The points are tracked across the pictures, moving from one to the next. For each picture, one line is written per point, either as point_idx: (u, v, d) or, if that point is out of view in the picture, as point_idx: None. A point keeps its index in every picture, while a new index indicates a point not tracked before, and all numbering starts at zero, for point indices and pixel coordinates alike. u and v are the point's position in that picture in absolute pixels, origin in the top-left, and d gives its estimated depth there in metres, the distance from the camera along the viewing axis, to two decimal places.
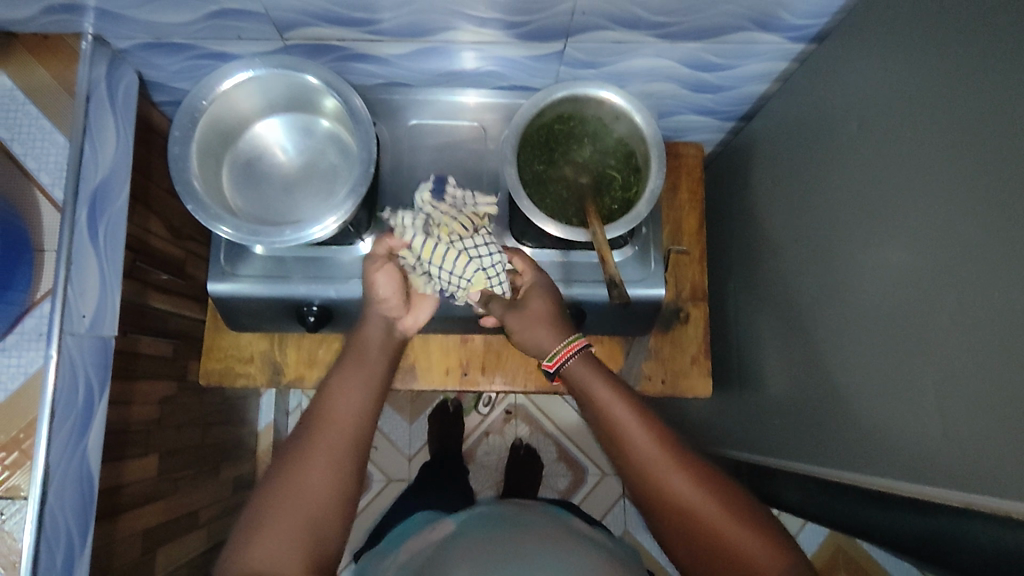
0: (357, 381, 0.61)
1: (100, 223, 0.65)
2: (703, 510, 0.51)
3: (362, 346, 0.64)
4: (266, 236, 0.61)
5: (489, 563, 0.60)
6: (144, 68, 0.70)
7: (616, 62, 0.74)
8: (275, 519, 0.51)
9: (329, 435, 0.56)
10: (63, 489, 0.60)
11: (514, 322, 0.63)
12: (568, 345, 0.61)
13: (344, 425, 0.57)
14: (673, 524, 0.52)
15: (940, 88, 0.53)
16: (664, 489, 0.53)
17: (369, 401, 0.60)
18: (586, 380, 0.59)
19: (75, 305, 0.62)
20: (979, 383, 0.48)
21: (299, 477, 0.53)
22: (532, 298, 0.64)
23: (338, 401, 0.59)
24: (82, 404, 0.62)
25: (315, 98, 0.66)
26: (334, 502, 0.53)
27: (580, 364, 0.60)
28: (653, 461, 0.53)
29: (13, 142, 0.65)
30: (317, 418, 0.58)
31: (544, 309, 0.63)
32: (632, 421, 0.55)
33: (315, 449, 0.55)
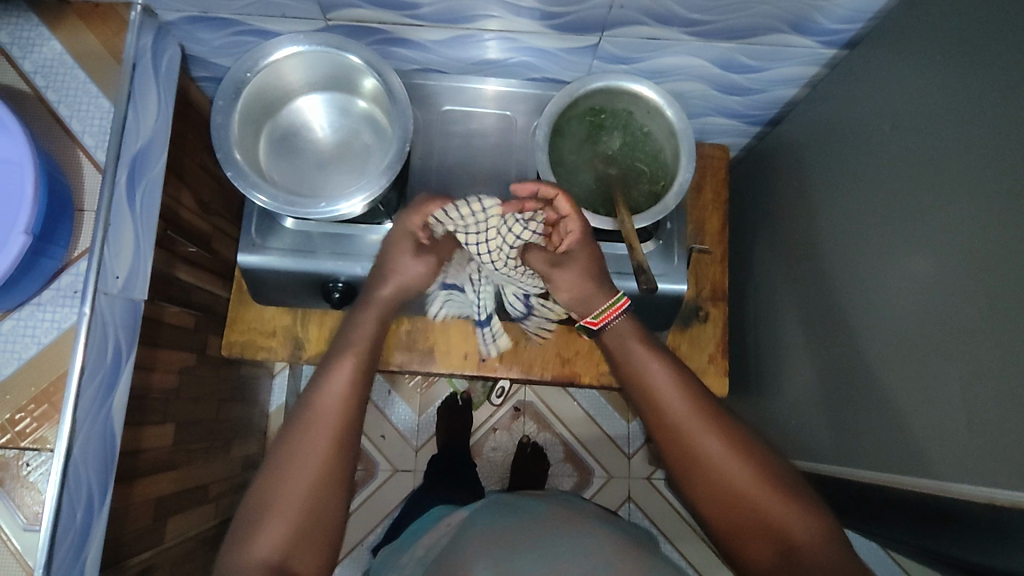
0: (344, 371, 0.58)
1: (138, 188, 0.67)
2: (726, 470, 0.55)
3: (350, 339, 0.60)
4: (301, 207, 0.62)
5: (510, 547, 0.61)
6: (187, 42, 0.72)
7: (649, 59, 0.75)
8: (273, 524, 0.51)
9: (322, 433, 0.55)
10: (87, 444, 0.61)
11: (562, 279, 0.64)
12: (614, 303, 0.62)
13: (328, 429, 0.55)
14: (699, 481, 0.56)
15: (971, 93, 0.54)
16: (698, 458, 0.56)
17: (359, 392, 0.58)
18: (624, 342, 0.61)
19: (109, 266, 0.63)
20: (1003, 384, 0.49)
21: (302, 450, 0.54)
22: (575, 253, 0.63)
23: (326, 394, 0.56)
24: (110, 362, 0.64)
25: (354, 77, 0.67)
26: (328, 504, 0.53)
27: (626, 321, 0.62)
28: (682, 420, 0.57)
29: (59, 104, 0.67)
30: (306, 413, 0.56)
31: (585, 263, 0.63)
32: (669, 382, 0.58)
33: (307, 450, 0.54)
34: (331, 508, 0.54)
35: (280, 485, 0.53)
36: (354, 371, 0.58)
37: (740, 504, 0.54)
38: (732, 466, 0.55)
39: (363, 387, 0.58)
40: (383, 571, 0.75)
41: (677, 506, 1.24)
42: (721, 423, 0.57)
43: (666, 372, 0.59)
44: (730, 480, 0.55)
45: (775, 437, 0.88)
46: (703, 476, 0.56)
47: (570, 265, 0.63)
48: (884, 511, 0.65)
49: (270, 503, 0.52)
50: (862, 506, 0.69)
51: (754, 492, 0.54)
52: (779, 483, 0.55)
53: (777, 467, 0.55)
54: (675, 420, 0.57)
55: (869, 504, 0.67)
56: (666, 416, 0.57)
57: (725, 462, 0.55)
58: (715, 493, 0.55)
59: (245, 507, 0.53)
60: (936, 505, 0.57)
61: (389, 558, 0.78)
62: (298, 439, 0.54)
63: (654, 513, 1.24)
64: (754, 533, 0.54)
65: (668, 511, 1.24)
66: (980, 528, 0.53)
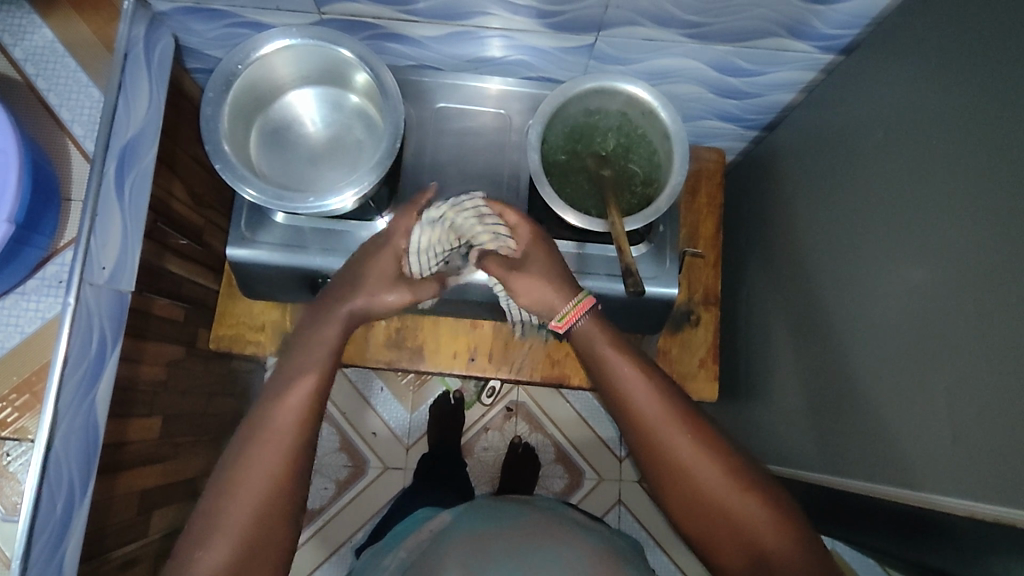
0: (300, 388, 0.56)
1: (126, 179, 0.66)
2: (702, 476, 0.54)
3: (308, 355, 0.59)
4: (290, 202, 0.61)
5: (494, 553, 0.61)
6: (181, 33, 0.71)
7: (645, 60, 0.75)
8: (227, 533, 0.51)
9: (275, 445, 0.54)
10: (68, 436, 0.61)
11: (519, 284, 0.62)
12: (577, 303, 0.60)
13: (283, 444, 0.54)
14: (672, 485, 0.56)
15: (963, 104, 0.54)
16: (670, 462, 0.55)
17: (315, 404, 0.57)
18: (592, 342, 0.60)
19: (96, 257, 0.63)
20: (990, 394, 0.48)
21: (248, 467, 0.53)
22: (531, 257, 0.62)
23: (281, 413, 0.55)
24: (95, 353, 0.64)
25: (347, 72, 0.67)
26: (280, 512, 0.53)
27: (591, 322, 0.61)
28: (654, 425, 0.56)
29: (49, 92, 0.70)
30: (257, 429, 0.55)
31: (542, 266, 0.62)
32: (641, 384, 0.57)
33: (259, 460, 0.53)
34: (282, 518, 0.53)
35: (234, 496, 0.52)
36: (313, 384, 0.57)
37: (717, 513, 0.54)
38: (710, 475, 0.54)
39: (316, 408, 0.57)
40: (368, 572, 0.75)
41: None
42: (696, 427, 0.56)
43: (637, 373, 0.58)
44: (708, 488, 0.54)
45: (763, 444, 0.87)
46: (681, 484, 0.55)
47: (527, 268, 0.61)
48: (869, 518, 0.65)
49: (231, 514, 0.52)
50: (848, 511, 0.69)
51: (727, 495, 0.54)
52: (752, 486, 0.54)
53: (748, 471, 0.55)
54: (647, 420, 0.56)
55: (857, 513, 0.67)
56: (641, 417, 0.57)
57: (701, 467, 0.55)
58: (691, 500, 0.55)
59: (204, 509, 0.53)
60: (920, 515, 0.57)
61: (373, 560, 0.78)
62: (252, 448, 0.54)
63: (643, 517, 1.23)
64: (725, 535, 0.54)
65: (657, 515, 1.23)
66: (962, 537, 0.53)
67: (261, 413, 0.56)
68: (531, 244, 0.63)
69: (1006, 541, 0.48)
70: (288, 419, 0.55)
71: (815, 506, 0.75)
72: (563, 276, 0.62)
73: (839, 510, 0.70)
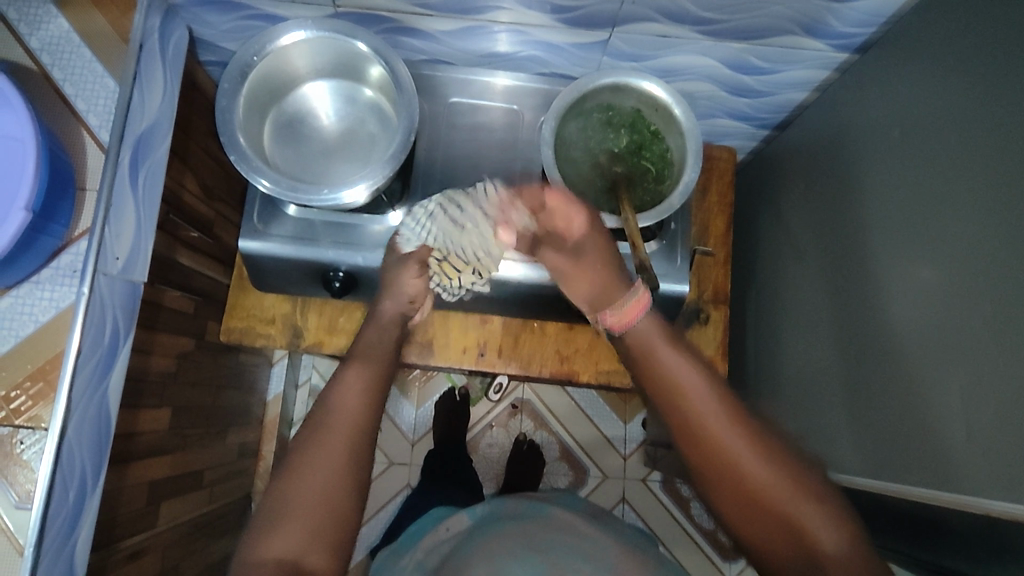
0: (351, 382, 0.58)
1: (141, 170, 0.66)
2: (757, 477, 0.52)
3: (362, 353, 0.62)
4: (304, 193, 0.61)
5: (509, 549, 0.61)
6: (195, 25, 0.72)
7: (659, 57, 0.75)
8: (279, 531, 0.50)
9: (337, 438, 0.55)
10: (82, 425, 0.61)
11: (577, 277, 0.63)
12: (635, 299, 0.60)
13: (343, 435, 0.55)
14: (725, 488, 0.53)
15: (979, 103, 0.54)
16: (724, 463, 0.53)
17: (372, 396, 0.58)
18: (645, 340, 0.59)
19: (110, 247, 0.63)
20: (1002, 391, 0.48)
21: (308, 460, 0.53)
22: (587, 245, 0.62)
23: (340, 404, 0.57)
24: (108, 343, 0.64)
25: (361, 65, 0.67)
26: (335, 514, 0.52)
27: (645, 319, 0.59)
28: (710, 425, 0.54)
29: (64, 83, 0.70)
30: (317, 423, 0.56)
31: (598, 254, 0.62)
32: (695, 381, 0.56)
33: (317, 460, 0.54)
34: (339, 511, 0.52)
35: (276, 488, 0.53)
36: (362, 378, 0.59)
37: (773, 516, 0.51)
38: (754, 456, 0.53)
39: (374, 402, 0.58)
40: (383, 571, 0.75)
41: (672, 509, 1.24)
42: (749, 429, 0.54)
43: (676, 351, 0.58)
44: (763, 490, 0.52)
45: None
46: (719, 463, 0.53)
47: (587, 258, 0.62)
48: (883, 517, 0.65)
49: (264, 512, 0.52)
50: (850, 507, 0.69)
51: (783, 497, 0.51)
52: (806, 487, 0.52)
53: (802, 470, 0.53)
54: (701, 419, 0.54)
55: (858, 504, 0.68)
56: (694, 411, 0.54)
57: (754, 468, 0.52)
58: (727, 478, 0.53)
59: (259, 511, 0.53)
60: (929, 511, 0.57)
61: (387, 559, 0.78)
62: (314, 442, 0.55)
63: (648, 515, 1.23)
64: (782, 541, 0.51)
65: (662, 513, 1.24)
66: (973, 535, 0.53)
67: (319, 415, 0.57)
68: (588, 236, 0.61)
69: (1015, 536, 0.49)
70: (343, 414, 0.56)
71: None
72: (616, 277, 0.62)
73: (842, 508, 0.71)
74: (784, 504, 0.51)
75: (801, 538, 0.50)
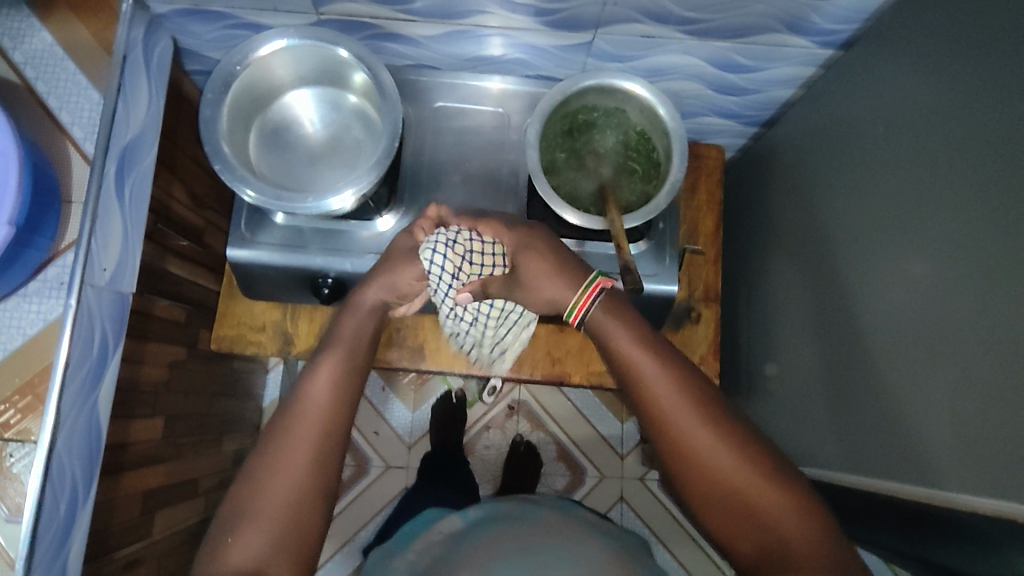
0: (322, 376, 0.58)
1: (127, 181, 0.67)
2: (718, 462, 0.53)
3: (334, 344, 0.61)
4: (290, 202, 0.61)
5: (507, 554, 0.61)
6: (179, 35, 0.72)
7: (644, 57, 0.75)
8: (254, 523, 0.51)
9: (305, 433, 0.55)
10: (71, 438, 0.61)
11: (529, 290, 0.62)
12: (586, 291, 0.60)
13: (312, 429, 0.56)
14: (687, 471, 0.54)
15: (961, 98, 0.54)
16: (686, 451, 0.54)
17: (342, 392, 0.58)
18: (605, 330, 0.59)
19: (97, 258, 0.63)
20: (990, 386, 0.48)
21: (278, 457, 0.54)
22: (526, 257, 0.62)
23: (310, 400, 0.57)
24: (97, 354, 0.64)
25: (345, 72, 0.67)
26: (312, 504, 0.53)
27: (602, 310, 0.60)
28: (670, 409, 0.55)
29: (48, 95, 0.70)
30: (287, 417, 0.56)
31: (537, 265, 0.62)
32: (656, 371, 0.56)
33: (287, 459, 0.54)
34: (308, 510, 0.53)
35: (250, 488, 0.53)
36: (335, 374, 0.58)
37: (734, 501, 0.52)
38: (715, 452, 0.53)
39: (346, 397, 0.58)
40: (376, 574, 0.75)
41: (671, 507, 1.24)
42: (712, 419, 0.54)
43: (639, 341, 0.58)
44: (722, 475, 0.53)
45: None
46: (682, 459, 0.54)
47: (525, 273, 0.62)
48: (872, 513, 0.65)
49: (247, 505, 0.52)
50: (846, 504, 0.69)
51: (743, 482, 0.52)
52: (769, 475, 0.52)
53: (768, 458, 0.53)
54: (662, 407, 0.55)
55: (855, 504, 0.67)
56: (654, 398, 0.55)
57: (715, 455, 0.53)
58: (688, 465, 0.54)
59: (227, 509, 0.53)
60: (918, 508, 0.57)
61: (380, 562, 0.78)
62: (282, 439, 0.55)
63: (645, 513, 1.23)
64: (741, 523, 0.52)
65: (660, 511, 1.24)
66: (964, 532, 0.53)
67: (289, 411, 0.57)
68: (524, 249, 0.62)
69: (1000, 534, 0.49)
70: (313, 412, 0.56)
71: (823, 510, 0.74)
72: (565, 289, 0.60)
73: (839, 504, 0.70)
74: (743, 492, 0.52)
75: (758, 523, 0.51)
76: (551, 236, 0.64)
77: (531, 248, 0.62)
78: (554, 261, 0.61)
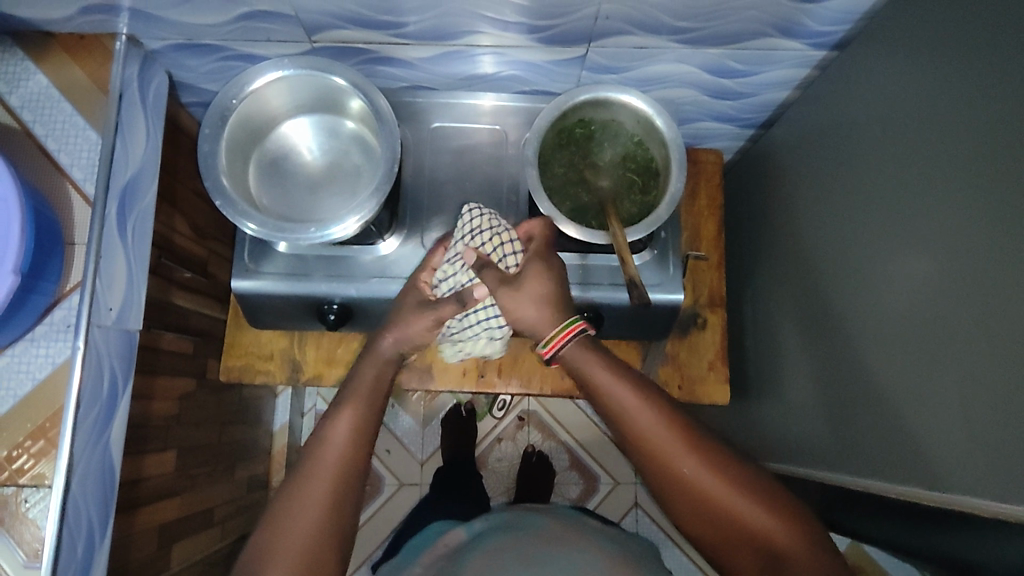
0: (343, 423, 0.58)
1: (128, 219, 0.67)
2: (712, 494, 0.54)
3: (354, 390, 0.61)
4: (292, 233, 0.61)
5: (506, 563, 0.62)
6: (174, 69, 0.72)
7: (637, 67, 0.75)
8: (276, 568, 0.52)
9: (320, 479, 0.55)
10: (85, 480, 0.61)
11: (514, 303, 0.61)
12: (565, 328, 0.59)
13: (329, 474, 0.56)
14: (681, 503, 0.56)
15: (954, 97, 0.54)
16: (678, 483, 0.55)
17: (361, 440, 0.58)
18: (584, 363, 0.59)
19: (102, 298, 0.63)
20: (997, 389, 0.48)
21: (293, 502, 0.54)
22: (525, 274, 0.62)
23: (328, 446, 0.57)
24: (107, 394, 0.64)
25: (341, 99, 0.67)
26: (328, 547, 0.53)
27: (576, 346, 0.60)
28: (655, 444, 0.55)
29: (46, 138, 0.67)
30: (306, 463, 0.56)
31: (535, 284, 0.61)
32: (639, 405, 0.56)
33: (304, 504, 0.54)
34: (327, 554, 0.53)
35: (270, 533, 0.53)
36: (354, 420, 0.59)
37: (732, 528, 0.54)
38: (709, 481, 0.54)
39: (366, 440, 0.58)
40: None
41: None
42: (701, 448, 0.55)
43: (616, 373, 0.58)
44: (719, 505, 0.54)
45: (774, 442, 0.87)
46: (677, 492, 0.55)
47: (523, 289, 0.61)
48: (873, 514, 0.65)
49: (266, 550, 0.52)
50: (848, 506, 0.69)
51: (738, 509, 0.54)
52: (760, 498, 0.54)
53: (756, 480, 0.55)
54: (650, 443, 0.56)
55: (859, 506, 0.67)
56: (639, 434, 0.56)
57: (710, 486, 0.54)
58: (683, 498, 0.55)
59: (249, 554, 0.53)
60: (924, 511, 0.57)
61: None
62: (301, 484, 0.55)
63: (660, 517, 1.23)
64: (741, 548, 0.54)
65: None
66: (972, 539, 0.53)
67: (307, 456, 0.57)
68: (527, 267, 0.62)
69: (1005, 535, 0.49)
70: (330, 457, 0.56)
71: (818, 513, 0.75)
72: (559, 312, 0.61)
73: (839, 505, 0.71)
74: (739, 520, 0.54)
75: (756, 547, 0.53)
76: (555, 267, 0.63)
77: (536, 268, 0.62)
78: (556, 283, 0.62)
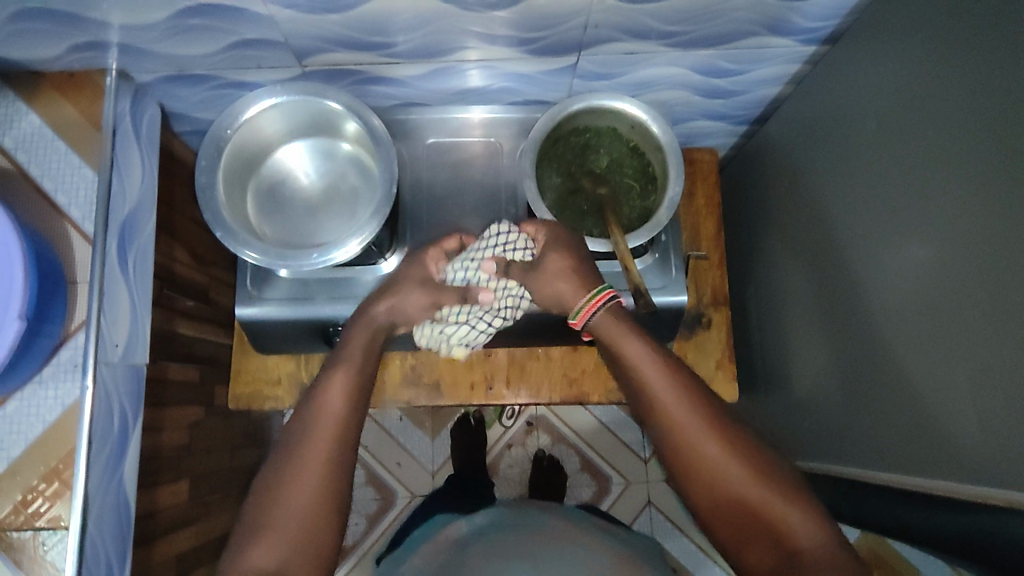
0: (336, 389, 0.58)
1: (129, 254, 0.67)
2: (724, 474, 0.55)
3: (347, 352, 0.61)
4: (294, 260, 0.61)
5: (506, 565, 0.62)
6: (165, 100, 0.72)
7: (629, 72, 0.75)
8: (272, 531, 0.53)
9: (317, 448, 0.55)
10: (102, 518, 0.61)
11: (539, 286, 0.61)
12: (594, 298, 0.58)
13: (325, 439, 0.56)
14: (697, 483, 0.56)
15: (946, 90, 0.54)
16: (696, 462, 0.55)
17: (353, 403, 0.58)
18: (611, 333, 0.58)
19: (108, 335, 0.63)
20: (1008, 382, 0.48)
21: (291, 470, 0.55)
22: (548, 254, 0.61)
23: (323, 409, 0.57)
24: (117, 432, 0.64)
25: (336, 122, 0.67)
26: (326, 511, 0.54)
27: (606, 317, 0.59)
28: (680, 424, 0.56)
29: (42, 178, 0.67)
30: (304, 425, 0.57)
31: (559, 262, 0.61)
32: (668, 387, 0.56)
33: (301, 468, 0.55)
34: (324, 522, 0.54)
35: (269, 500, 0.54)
36: (347, 385, 0.58)
37: (743, 510, 0.54)
38: (720, 459, 0.55)
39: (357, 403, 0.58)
40: None
41: None
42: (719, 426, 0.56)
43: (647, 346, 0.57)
44: (732, 486, 0.55)
45: (787, 437, 0.88)
46: (695, 468, 0.56)
47: (545, 268, 0.61)
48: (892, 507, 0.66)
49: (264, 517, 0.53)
50: (864, 496, 0.70)
51: (752, 492, 0.54)
52: (773, 482, 0.54)
53: (770, 463, 0.55)
54: (676, 424, 0.56)
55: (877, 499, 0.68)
56: (665, 412, 0.56)
57: (726, 466, 0.55)
58: (698, 476, 0.56)
59: (249, 518, 0.54)
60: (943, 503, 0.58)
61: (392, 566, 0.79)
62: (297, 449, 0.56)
63: (673, 515, 1.23)
64: (752, 533, 0.54)
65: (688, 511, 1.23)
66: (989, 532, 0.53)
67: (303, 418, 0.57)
68: (548, 246, 0.62)
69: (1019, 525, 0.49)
70: (325, 421, 0.57)
71: (840, 507, 0.76)
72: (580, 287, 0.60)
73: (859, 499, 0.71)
74: (753, 502, 0.54)
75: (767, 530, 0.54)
76: (573, 240, 0.63)
77: (556, 248, 0.61)
78: (577, 260, 0.61)
